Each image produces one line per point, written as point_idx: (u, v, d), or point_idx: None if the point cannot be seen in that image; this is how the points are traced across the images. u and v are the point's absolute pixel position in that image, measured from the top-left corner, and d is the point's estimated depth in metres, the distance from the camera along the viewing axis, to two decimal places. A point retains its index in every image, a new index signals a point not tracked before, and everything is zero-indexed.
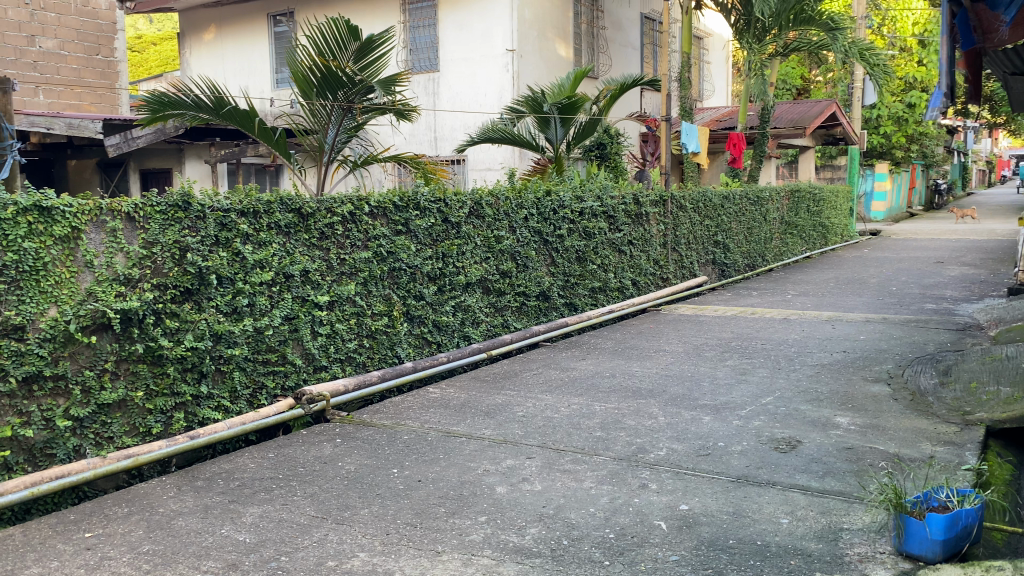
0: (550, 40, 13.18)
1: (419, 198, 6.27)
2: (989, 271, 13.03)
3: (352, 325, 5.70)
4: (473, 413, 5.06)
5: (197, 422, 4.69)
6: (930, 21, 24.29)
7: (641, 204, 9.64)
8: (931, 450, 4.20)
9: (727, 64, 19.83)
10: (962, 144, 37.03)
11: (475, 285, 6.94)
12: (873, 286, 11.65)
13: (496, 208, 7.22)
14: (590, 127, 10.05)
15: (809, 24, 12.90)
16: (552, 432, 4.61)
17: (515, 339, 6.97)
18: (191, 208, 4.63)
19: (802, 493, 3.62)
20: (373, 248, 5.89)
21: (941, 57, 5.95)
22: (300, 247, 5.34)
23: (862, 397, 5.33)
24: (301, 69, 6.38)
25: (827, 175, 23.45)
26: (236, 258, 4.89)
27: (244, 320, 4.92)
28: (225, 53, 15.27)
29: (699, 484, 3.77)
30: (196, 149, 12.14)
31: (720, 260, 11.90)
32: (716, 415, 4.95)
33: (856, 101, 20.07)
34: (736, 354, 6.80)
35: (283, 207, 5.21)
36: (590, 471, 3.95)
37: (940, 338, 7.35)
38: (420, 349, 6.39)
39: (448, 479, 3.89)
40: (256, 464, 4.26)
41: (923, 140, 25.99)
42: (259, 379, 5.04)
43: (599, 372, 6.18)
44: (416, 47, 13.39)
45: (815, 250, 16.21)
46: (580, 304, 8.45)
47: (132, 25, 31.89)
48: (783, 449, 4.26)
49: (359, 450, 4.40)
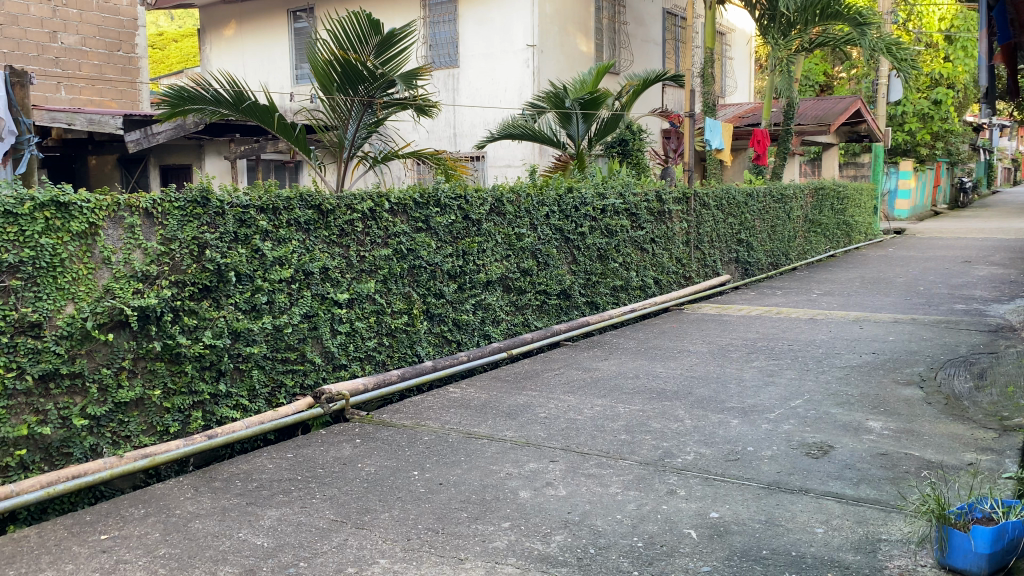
0: (571, 35, 13.04)
1: (439, 194, 6.17)
2: (1018, 270, 12.78)
3: (372, 323, 5.62)
4: (495, 414, 4.96)
5: (215, 421, 4.62)
6: (957, 16, 23.88)
7: (664, 201, 9.51)
8: (970, 456, 4.06)
9: (750, 60, 19.60)
10: (987, 142, 36.46)
11: (496, 283, 6.84)
12: (900, 286, 11.43)
13: (518, 205, 7.11)
14: (612, 123, 9.91)
15: (836, 19, 12.69)
16: (576, 434, 4.50)
17: (536, 338, 6.87)
18: (209, 204, 4.56)
19: (836, 502, 3.49)
20: (393, 245, 5.80)
21: (980, 50, 5.75)
22: (320, 244, 5.26)
23: (895, 400, 5.18)
24: (322, 64, 6.30)
25: (851, 172, 23.13)
26: (255, 255, 4.82)
27: (263, 317, 4.85)
28: (245, 50, 15.27)
29: (729, 490, 3.65)
30: (216, 145, 12.13)
31: (743, 259, 11.72)
32: (743, 418, 4.82)
33: (880, 97, 19.79)
34: (762, 355, 6.67)
35: (303, 203, 5.13)
36: (616, 475, 3.85)
37: (972, 339, 7.17)
38: (440, 348, 6.30)
39: (470, 482, 3.80)
40: (275, 464, 4.18)
41: (949, 138, 25.59)
42: (277, 378, 4.97)
43: (623, 373, 6.07)
44: (436, 43, 13.30)
45: (839, 248, 15.96)
46: (601, 303, 8.33)
47: (153, 22, 32.21)
48: (815, 454, 4.13)
49: (379, 451, 4.31)
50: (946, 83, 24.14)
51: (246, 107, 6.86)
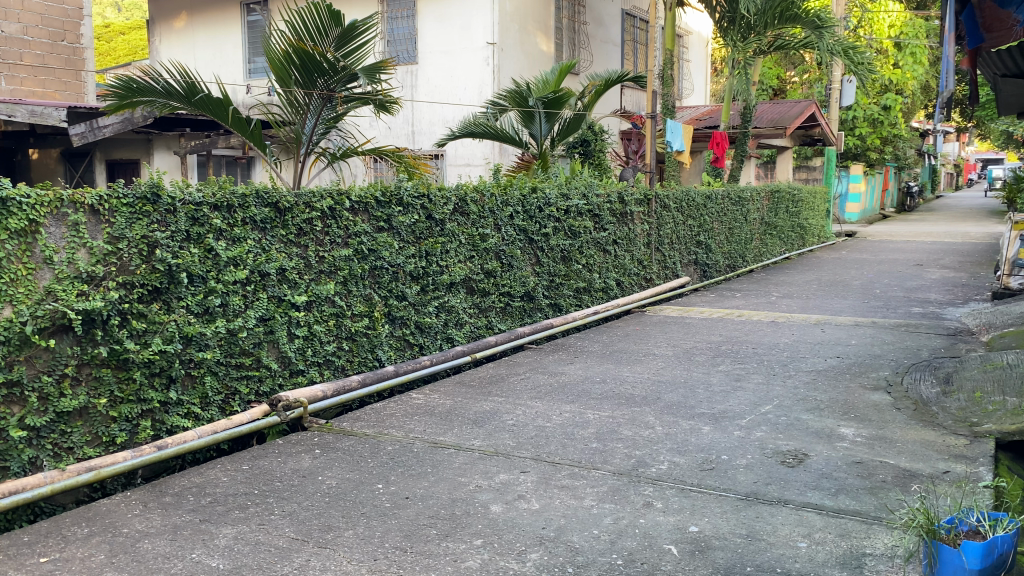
0: (531, 34, 12.91)
1: (402, 193, 5.98)
2: (969, 273, 13.02)
3: (331, 326, 5.41)
4: (461, 421, 4.79)
5: (165, 431, 4.37)
6: (906, 24, 24.32)
7: (626, 203, 9.42)
8: (944, 464, 4.01)
9: (706, 63, 19.69)
10: (932, 148, 37.30)
11: (459, 285, 6.67)
12: (856, 288, 11.53)
13: (482, 205, 6.94)
14: (575, 123, 9.81)
15: (795, 22, 12.73)
16: (546, 443, 4.36)
17: (500, 341, 6.72)
18: (160, 201, 4.31)
19: (816, 513, 3.40)
20: (354, 245, 5.59)
21: (945, 54, 5.70)
22: (276, 243, 5.03)
23: (864, 406, 5.14)
24: (279, 57, 6.05)
25: (803, 175, 23.39)
26: (208, 255, 4.58)
27: (216, 321, 4.61)
28: (198, 42, 14.84)
29: (706, 502, 3.53)
30: (165, 139, 11.73)
31: (702, 261, 11.71)
32: (715, 425, 4.73)
33: (833, 102, 20.06)
34: (728, 359, 6.59)
35: (259, 201, 4.89)
36: (590, 487, 3.70)
37: (932, 343, 7.20)
38: (402, 352, 6.10)
39: (438, 496, 3.62)
40: (230, 477, 3.95)
41: (898, 142, 26.05)
42: (231, 385, 4.73)
43: (590, 377, 5.94)
44: (394, 38, 13.06)
45: (793, 251, 16.11)
46: (565, 305, 8.22)
47: (100, 13, 31.30)
48: (790, 463, 4.05)
49: (341, 463, 4.11)
50: (895, 89, 24.59)
51: (198, 100, 6.57)
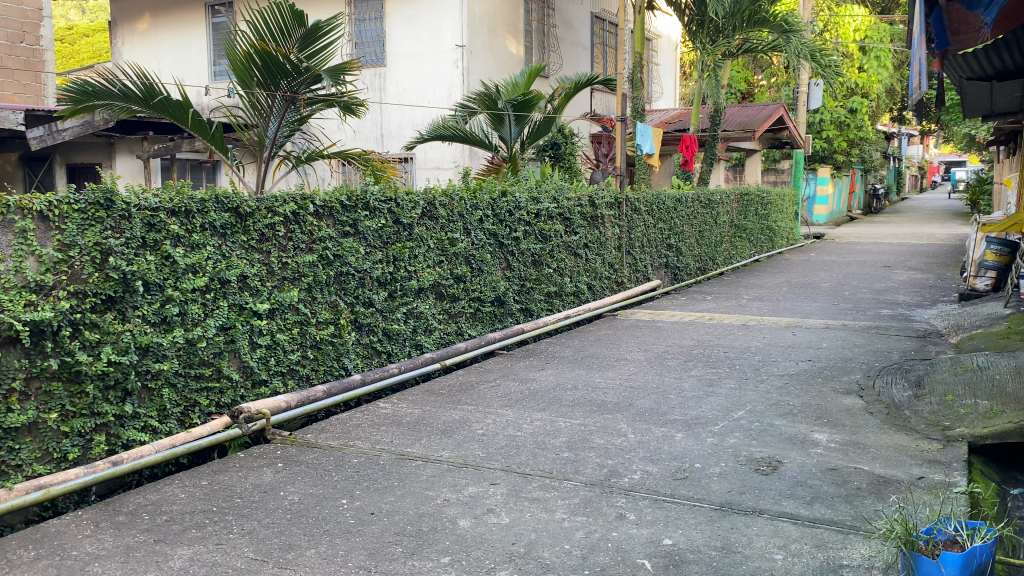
0: (501, 37, 12.82)
1: (368, 197, 5.85)
2: (936, 275, 13.14)
3: (295, 335, 5.26)
4: (429, 431, 4.67)
5: (120, 445, 4.20)
6: (871, 27, 24.56)
7: (596, 206, 9.34)
8: (917, 469, 3.97)
9: (675, 67, 19.75)
10: (896, 151, 37.83)
11: (428, 291, 6.54)
12: (826, 290, 11.57)
13: (451, 209, 6.82)
14: (545, 126, 9.75)
15: (763, 25, 12.75)
16: (516, 453, 4.26)
17: (470, 348, 6.61)
18: (114, 206, 4.14)
19: (792, 523, 3.33)
20: (319, 250, 5.45)
21: (917, 56, 5.70)
22: (237, 250, 4.87)
23: (837, 411, 5.10)
24: (240, 57, 5.89)
25: (772, 178, 23.52)
26: (165, 262, 4.42)
27: (174, 331, 4.44)
28: (161, 44, 14.58)
29: (680, 514, 3.45)
30: (127, 143, 11.65)
31: (672, 264, 11.68)
32: (688, 432, 4.65)
33: (800, 105, 20.23)
34: (699, 363, 6.54)
35: (219, 206, 4.74)
36: (561, 499, 3.60)
37: (903, 345, 7.20)
38: (369, 359, 5.96)
39: (404, 511, 3.50)
40: (187, 494, 3.80)
41: (864, 145, 26.31)
42: (191, 397, 4.57)
43: (561, 384, 5.84)
44: (362, 41, 12.90)
45: (763, 253, 16.16)
46: (536, 310, 8.12)
47: (64, 15, 30.65)
48: (764, 471, 3.98)
49: (304, 477, 3.97)
50: (861, 93, 24.89)
51: (156, 103, 6.38)
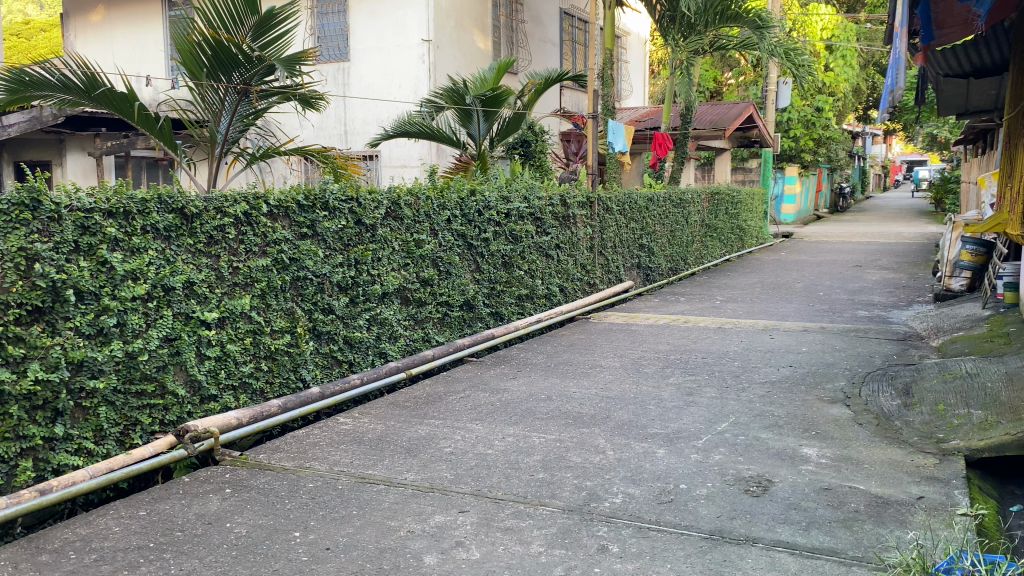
0: (468, 31, 12.46)
1: (327, 196, 5.48)
2: (907, 274, 13.04)
3: (247, 345, 4.88)
4: (392, 451, 4.33)
5: (50, 471, 3.80)
6: (837, 26, 24.54)
7: (569, 205, 9.04)
8: (916, 488, 3.71)
9: (645, 65, 19.53)
10: (859, 151, 38.19)
11: (393, 295, 6.18)
12: (799, 291, 11.38)
13: (417, 208, 6.45)
14: (514, 123, 9.40)
15: (735, 21, 12.51)
16: (487, 475, 3.93)
17: (438, 355, 6.26)
18: (41, 207, 3.74)
19: (789, 554, 3.05)
20: (273, 254, 5.08)
21: (898, 48, 5.40)
22: (183, 254, 4.49)
23: (824, 422, 4.84)
24: (188, 45, 5.50)
25: (740, 177, 23.38)
26: (101, 268, 4.01)
27: (112, 343, 4.04)
28: (115, 38, 14.02)
29: (667, 544, 3.15)
30: (79, 140, 11.25)
31: (645, 264, 11.42)
32: (670, 447, 4.36)
33: (768, 103, 20.11)
34: (678, 370, 6.26)
35: (162, 206, 4.35)
36: (537, 529, 3.29)
37: (884, 349, 6.99)
38: (329, 370, 5.59)
39: (364, 546, 3.16)
40: (122, 527, 3.41)
41: (830, 144, 26.39)
42: (131, 415, 4.17)
43: (535, 395, 5.51)
44: (324, 34, 12.47)
45: (733, 253, 15.99)
46: (506, 313, 7.80)
47: (20, 10, 29.64)
48: (754, 492, 3.70)
49: (253, 506, 3.61)
50: (827, 91, 24.94)
51: (100, 95, 5.93)
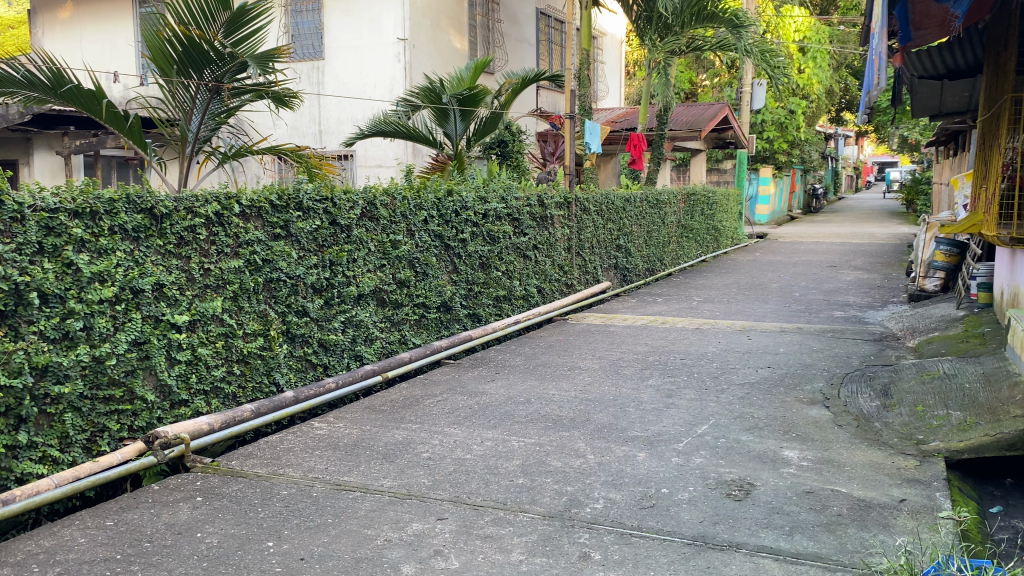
0: (444, 30, 12.36)
1: (301, 196, 5.37)
2: (881, 275, 13.12)
3: (219, 349, 4.77)
4: (368, 456, 4.24)
5: (14, 480, 3.67)
6: (811, 28, 24.70)
7: (546, 206, 8.98)
8: (898, 491, 3.69)
9: (620, 65, 19.53)
10: (832, 152, 38.56)
11: (369, 297, 6.08)
12: (775, 292, 11.41)
13: (393, 208, 6.36)
14: (491, 123, 9.33)
15: (712, 21, 12.50)
16: (466, 481, 3.85)
17: (414, 358, 6.17)
18: (2, 208, 3.62)
19: (773, 560, 3.00)
20: (245, 255, 4.96)
21: (876, 48, 5.41)
22: (152, 255, 4.36)
23: (804, 424, 4.82)
24: (158, 41, 5.36)
25: (715, 178, 23.46)
26: (67, 270, 3.88)
27: (78, 347, 3.90)
28: (84, 35, 13.77)
29: (650, 551, 3.09)
30: (46, 139, 11.04)
31: (622, 265, 11.39)
32: (651, 451, 4.31)
33: (743, 104, 20.16)
34: (657, 372, 6.22)
35: (130, 206, 4.22)
36: (517, 537, 3.22)
37: (861, 350, 7.00)
38: (303, 374, 5.49)
39: (340, 555, 3.08)
40: (88, 538, 3.30)
41: (804, 145, 26.59)
42: (98, 421, 4.04)
43: (513, 398, 5.44)
44: (298, 32, 12.31)
45: (709, 253, 16.03)
46: (484, 315, 7.72)
47: None
48: (736, 496, 3.66)
49: (225, 515, 3.50)
50: (801, 93, 25.08)
51: (66, 92, 5.74)
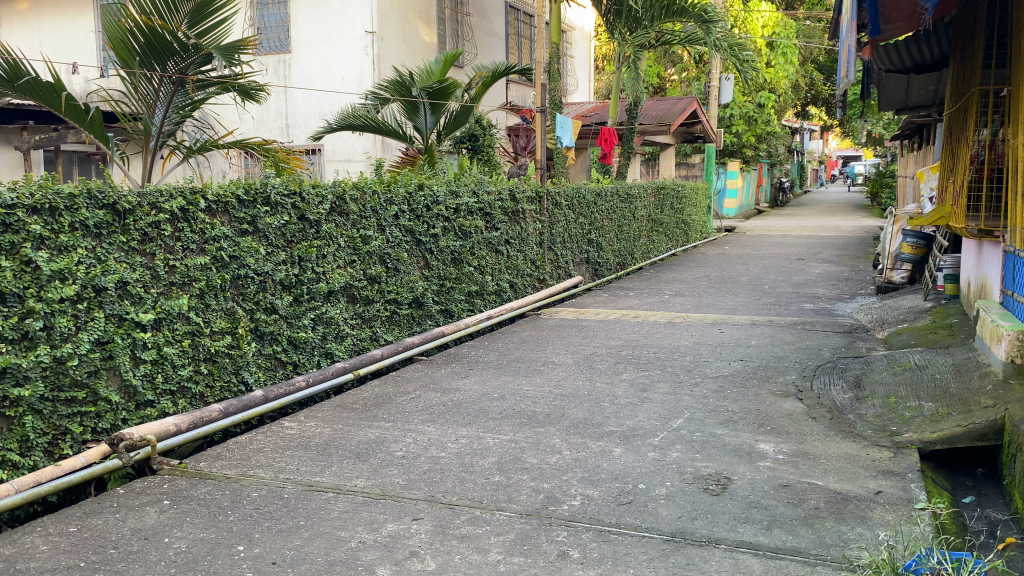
0: (413, 23, 12.24)
1: (268, 191, 5.27)
2: (848, 267, 13.24)
3: (186, 347, 4.66)
4: (340, 456, 4.15)
5: None
6: (778, 23, 24.88)
7: (517, 200, 8.91)
8: (873, 483, 3.69)
9: (590, 59, 19.53)
10: (797, 146, 38.90)
11: (339, 293, 5.99)
12: (745, 285, 11.47)
13: (362, 203, 6.26)
14: (461, 117, 9.24)
15: (682, 15, 12.43)
16: (441, 480, 3.79)
17: (386, 355, 6.09)
18: None
19: (752, 555, 2.98)
20: (212, 252, 4.84)
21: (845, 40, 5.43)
22: (115, 252, 4.23)
23: (778, 416, 4.82)
24: (119, 32, 5.22)
25: (684, 172, 23.56)
26: (25, 268, 3.76)
27: (38, 348, 3.79)
28: (42, 27, 13.41)
29: (629, 548, 3.06)
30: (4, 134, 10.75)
31: (593, 259, 11.38)
32: (627, 446, 4.28)
33: (711, 99, 20.27)
34: (631, 366, 6.21)
35: (91, 202, 4.09)
36: (494, 536, 3.17)
37: (832, 342, 7.04)
38: (272, 372, 5.40)
39: (313, 558, 3.00)
40: (50, 545, 3.18)
41: (771, 140, 26.81)
42: (60, 424, 3.92)
43: (487, 394, 5.38)
44: (264, 25, 12.12)
45: (679, 247, 16.09)
46: (456, 310, 7.65)
47: None
48: (713, 490, 3.64)
49: (193, 518, 3.41)
50: (768, 87, 25.29)
51: (23, 85, 5.56)
